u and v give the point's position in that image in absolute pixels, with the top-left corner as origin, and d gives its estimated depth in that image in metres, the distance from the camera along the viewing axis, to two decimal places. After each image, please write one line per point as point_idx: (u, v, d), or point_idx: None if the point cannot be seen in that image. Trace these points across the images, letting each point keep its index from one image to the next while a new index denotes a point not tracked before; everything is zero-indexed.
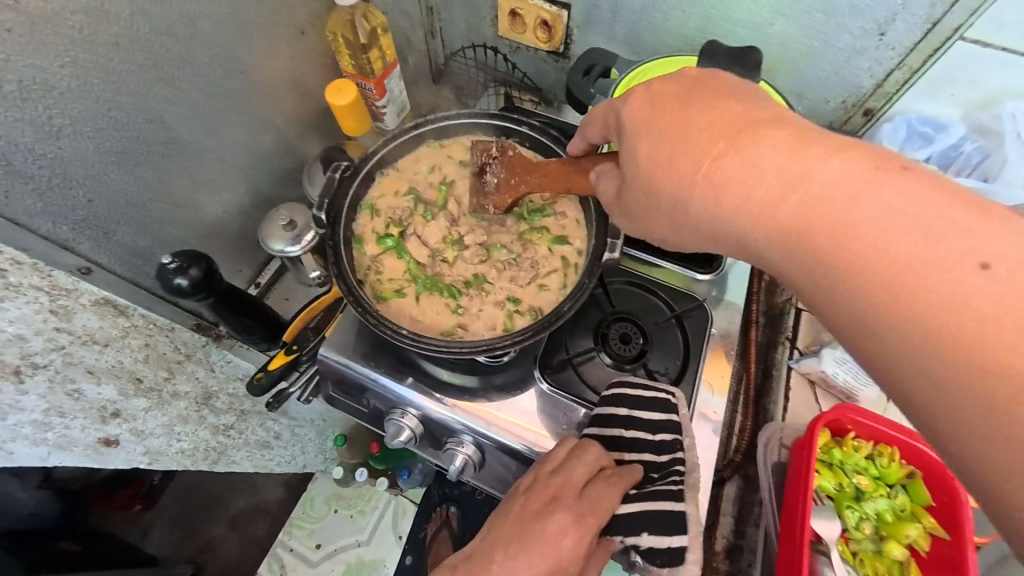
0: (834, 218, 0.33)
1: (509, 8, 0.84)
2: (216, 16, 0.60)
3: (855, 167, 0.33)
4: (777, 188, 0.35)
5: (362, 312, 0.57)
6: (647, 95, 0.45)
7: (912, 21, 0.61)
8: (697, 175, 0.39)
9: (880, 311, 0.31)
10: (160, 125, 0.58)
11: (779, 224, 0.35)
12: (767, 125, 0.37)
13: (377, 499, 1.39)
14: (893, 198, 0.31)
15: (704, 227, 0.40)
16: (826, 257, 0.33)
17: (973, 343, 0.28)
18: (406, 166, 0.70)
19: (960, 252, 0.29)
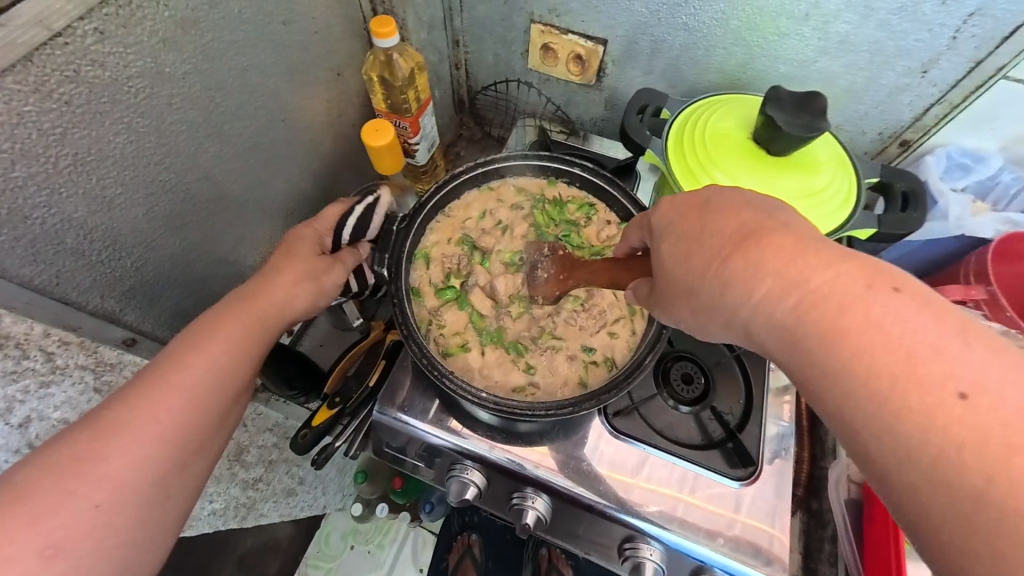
0: (851, 345, 0.31)
1: (541, 42, 0.83)
2: (264, 66, 0.58)
3: (856, 280, 0.32)
4: (788, 299, 0.34)
5: (438, 376, 0.54)
6: (676, 201, 0.42)
7: (956, 61, 0.62)
8: (708, 274, 0.38)
9: (881, 430, 0.29)
10: (208, 183, 0.57)
11: (787, 325, 0.34)
12: (787, 236, 0.35)
13: (395, 531, 1.13)
14: (916, 338, 0.29)
15: (718, 321, 0.38)
16: (827, 366, 0.32)
17: (987, 490, 0.26)
18: (457, 213, 0.68)
19: (955, 387, 0.28)
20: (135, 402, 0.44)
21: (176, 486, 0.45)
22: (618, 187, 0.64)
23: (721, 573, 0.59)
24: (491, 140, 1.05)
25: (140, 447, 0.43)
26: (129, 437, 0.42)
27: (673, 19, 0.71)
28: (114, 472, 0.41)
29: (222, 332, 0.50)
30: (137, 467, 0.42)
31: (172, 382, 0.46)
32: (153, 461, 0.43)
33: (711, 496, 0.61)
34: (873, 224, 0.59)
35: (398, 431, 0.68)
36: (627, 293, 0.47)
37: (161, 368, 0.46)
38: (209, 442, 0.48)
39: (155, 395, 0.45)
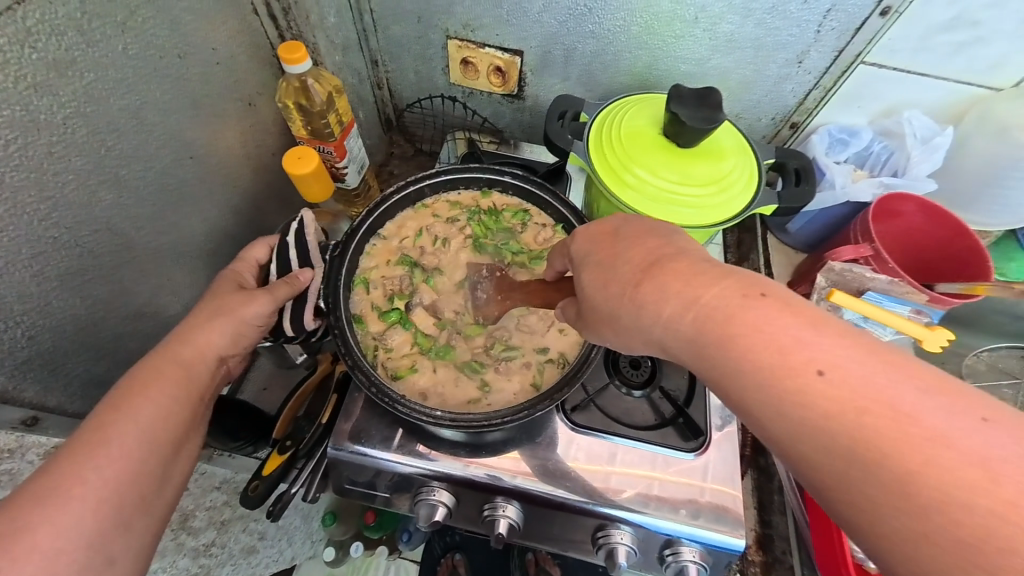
0: (744, 350, 0.34)
1: (460, 57, 0.85)
2: (161, 103, 0.55)
3: (734, 291, 0.36)
4: (685, 314, 0.37)
5: (390, 402, 0.53)
6: (589, 232, 0.47)
7: (824, 51, 0.71)
8: (622, 299, 0.41)
9: (793, 423, 0.32)
10: (110, 234, 0.52)
11: (691, 333, 0.37)
12: (677, 258, 0.40)
13: (375, 569, 1.03)
14: (787, 334, 0.33)
15: (641, 341, 0.41)
16: (729, 372, 0.35)
17: (886, 460, 0.28)
18: (392, 234, 0.67)
19: (821, 367, 0.31)
20: (59, 471, 0.41)
21: (119, 548, 0.43)
22: (548, 191, 0.66)
23: (688, 543, 0.61)
24: (424, 155, 1.04)
25: (70, 512, 0.40)
26: (54, 506, 0.40)
27: (581, 28, 0.75)
28: (44, 544, 0.39)
29: (148, 384, 0.48)
30: (68, 534, 0.40)
31: (97, 441, 0.44)
32: (88, 525, 0.41)
33: (676, 471, 0.63)
34: (774, 201, 0.65)
35: (365, 466, 0.66)
36: (556, 312, 0.50)
37: (84, 432, 0.44)
38: (153, 497, 0.46)
39: (82, 458, 0.43)
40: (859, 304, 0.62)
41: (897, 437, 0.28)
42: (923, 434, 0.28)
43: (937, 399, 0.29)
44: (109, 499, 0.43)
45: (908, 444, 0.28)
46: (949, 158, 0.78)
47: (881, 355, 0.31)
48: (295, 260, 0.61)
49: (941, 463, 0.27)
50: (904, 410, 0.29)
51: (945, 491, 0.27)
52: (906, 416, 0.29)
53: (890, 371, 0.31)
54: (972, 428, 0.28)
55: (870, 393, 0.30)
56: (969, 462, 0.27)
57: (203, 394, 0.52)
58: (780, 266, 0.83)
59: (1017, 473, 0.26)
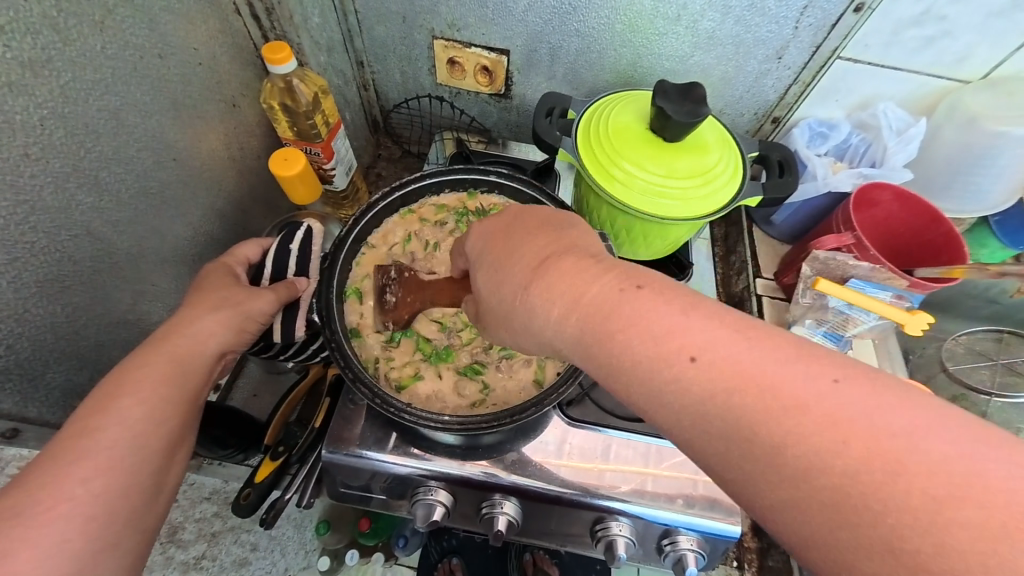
0: (624, 344, 0.34)
1: (446, 57, 0.85)
2: (142, 104, 0.54)
3: (614, 284, 0.37)
4: (569, 311, 0.38)
5: (396, 412, 0.52)
6: (483, 230, 0.48)
7: (802, 47, 0.73)
8: (515, 299, 0.41)
9: (681, 426, 0.32)
10: (89, 238, 0.51)
11: (577, 330, 0.37)
12: (566, 254, 0.41)
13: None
14: (660, 322, 0.33)
15: (543, 343, 0.41)
16: (618, 376, 0.35)
17: (766, 446, 0.28)
18: (380, 241, 0.67)
19: (702, 351, 0.32)
20: (39, 485, 0.40)
21: (111, 565, 0.41)
22: (537, 187, 0.66)
23: (685, 532, 0.61)
24: (411, 157, 1.04)
25: (54, 531, 0.39)
26: (36, 525, 0.38)
27: (566, 27, 0.76)
28: (26, 570, 0.37)
29: (128, 388, 0.46)
30: (55, 555, 0.38)
31: (80, 452, 0.42)
32: (77, 544, 0.39)
33: (671, 463, 0.64)
34: (759, 192, 0.67)
35: (360, 469, 0.65)
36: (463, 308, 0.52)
37: (66, 438, 0.42)
38: (145, 511, 0.44)
39: (64, 471, 0.41)
40: (845, 291, 0.64)
41: (773, 420, 0.28)
42: (802, 407, 0.28)
43: (817, 365, 0.30)
44: (100, 513, 0.41)
45: (790, 420, 0.28)
46: (923, 148, 0.81)
47: (746, 331, 0.32)
48: (291, 266, 0.62)
49: (829, 424, 0.27)
50: (771, 376, 0.29)
51: (846, 467, 0.26)
52: (775, 393, 0.29)
53: (767, 346, 0.31)
54: (830, 394, 0.28)
55: (748, 370, 0.30)
56: (837, 430, 0.27)
57: (194, 397, 0.50)
58: (766, 258, 0.85)
59: (903, 444, 0.26)
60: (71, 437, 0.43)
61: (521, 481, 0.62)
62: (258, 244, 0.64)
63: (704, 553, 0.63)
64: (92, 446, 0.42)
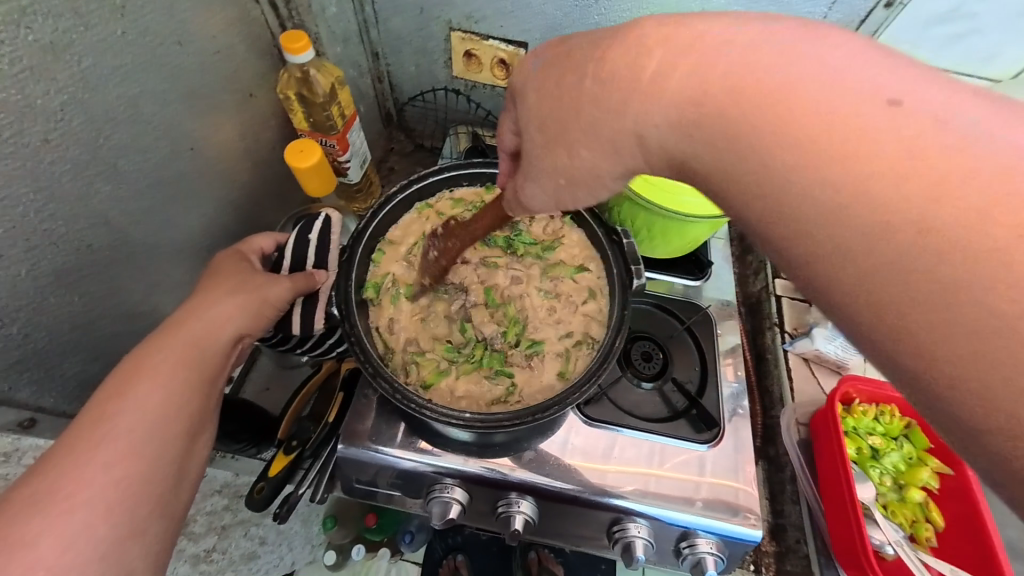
0: (770, 94, 0.28)
1: (463, 50, 0.84)
2: (160, 92, 0.53)
3: (764, 35, 0.29)
4: (688, 77, 0.31)
5: (416, 408, 0.51)
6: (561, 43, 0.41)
7: None
8: (606, 91, 0.35)
9: (828, 192, 0.26)
10: (106, 228, 0.50)
11: (664, 107, 0.32)
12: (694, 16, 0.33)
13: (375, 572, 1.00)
14: (833, 70, 0.27)
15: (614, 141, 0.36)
16: (746, 139, 0.29)
17: (957, 220, 0.23)
18: (397, 235, 0.66)
19: (835, 87, 0.26)
20: (58, 473, 0.39)
21: (135, 555, 0.40)
22: None
23: (704, 534, 0.60)
24: (424, 151, 1.03)
25: (76, 519, 0.38)
26: (59, 512, 0.38)
27: (586, 20, 0.75)
28: (48, 559, 0.36)
29: (146, 374, 0.45)
30: (78, 542, 0.38)
31: (101, 437, 0.41)
32: (100, 531, 0.39)
33: (675, 463, 0.63)
34: None
35: (375, 465, 0.64)
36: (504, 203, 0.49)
37: (85, 424, 0.42)
38: (170, 498, 0.44)
39: (85, 456, 0.40)
40: None
41: (977, 186, 0.23)
42: (964, 167, 0.23)
43: (975, 107, 0.25)
44: (123, 498, 0.40)
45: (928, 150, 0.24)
46: None
47: (952, 92, 0.26)
48: (311, 258, 0.61)
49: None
50: (981, 138, 0.24)
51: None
52: (987, 156, 0.23)
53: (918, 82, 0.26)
54: None
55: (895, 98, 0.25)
56: None
57: (212, 381, 0.49)
58: None
59: None
60: (89, 422, 0.42)
61: (535, 481, 0.61)
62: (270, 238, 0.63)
63: (723, 557, 0.62)
64: (112, 432, 0.42)
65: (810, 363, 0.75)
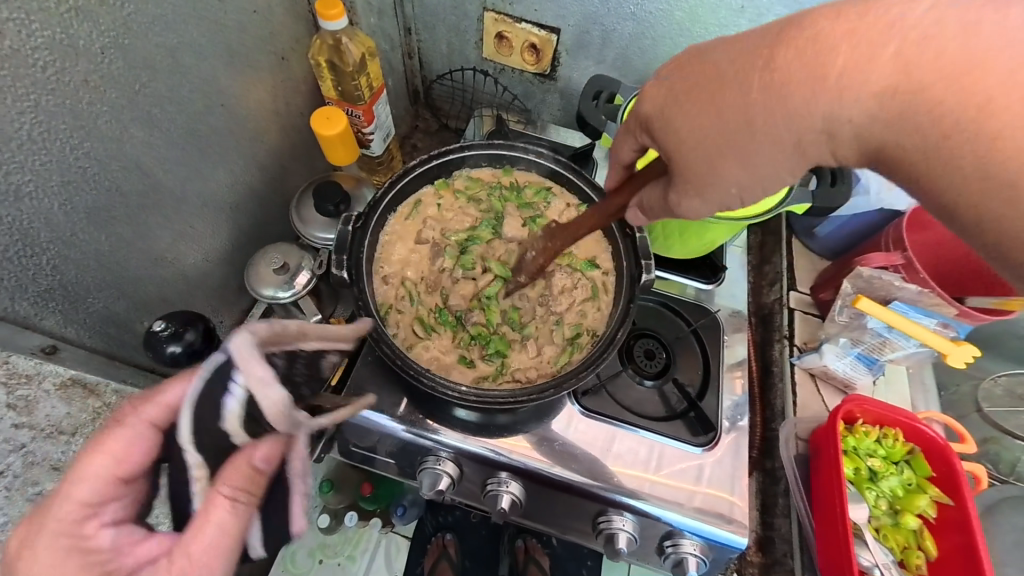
0: (961, 68, 0.30)
1: (495, 31, 0.83)
2: (197, 45, 0.54)
3: (919, 16, 0.32)
4: (871, 79, 0.33)
5: (415, 376, 0.52)
6: (673, 77, 0.44)
7: None
8: (733, 124, 0.39)
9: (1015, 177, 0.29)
10: (137, 172, 0.52)
11: (717, 137, 0.40)
12: (785, 56, 0.37)
13: (367, 540, 1.02)
14: (1010, 24, 0.30)
15: (754, 153, 0.40)
16: (943, 130, 0.31)
17: None
18: (411, 210, 0.66)
19: (891, 63, 0.33)
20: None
21: None
22: (575, 171, 0.65)
23: (689, 536, 0.61)
24: (448, 132, 1.03)
25: None
26: None
27: (621, 10, 0.74)
28: None
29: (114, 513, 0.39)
30: None
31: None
32: None
33: (671, 470, 0.63)
34: (809, 199, 0.62)
35: (377, 433, 0.66)
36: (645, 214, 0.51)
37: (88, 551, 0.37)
38: None
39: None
40: (887, 313, 0.61)
41: None
42: None
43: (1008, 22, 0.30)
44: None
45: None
46: None
47: None
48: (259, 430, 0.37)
49: None
50: None
51: None
52: None
53: (967, 26, 0.31)
54: None
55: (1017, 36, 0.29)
56: None
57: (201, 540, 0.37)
58: (802, 272, 0.81)
59: None
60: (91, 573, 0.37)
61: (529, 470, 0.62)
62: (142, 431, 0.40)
63: (707, 559, 0.62)
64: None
65: (816, 378, 0.74)
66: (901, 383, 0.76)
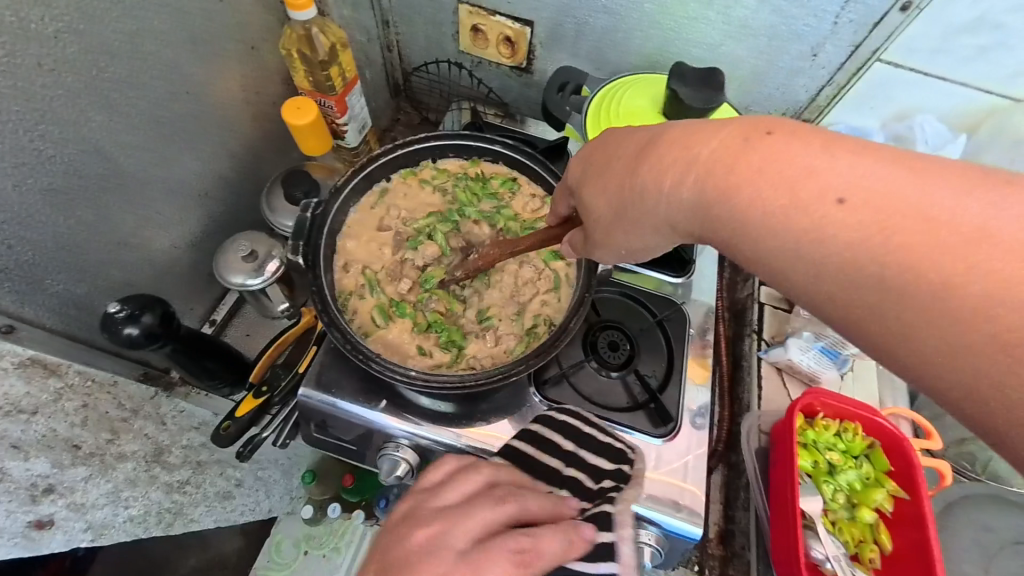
0: (804, 180, 0.35)
1: (470, 24, 0.84)
2: (159, 32, 0.55)
3: (744, 135, 0.38)
4: (734, 179, 0.37)
5: (365, 360, 0.53)
6: (583, 156, 0.49)
7: (841, 46, 0.66)
8: (631, 195, 0.43)
9: (894, 333, 0.32)
10: (97, 156, 0.53)
11: (617, 210, 0.45)
12: (669, 148, 0.41)
13: (352, 532, 1.11)
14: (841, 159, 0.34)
15: (655, 226, 0.43)
16: (796, 236, 0.35)
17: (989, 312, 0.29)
18: (375, 199, 0.66)
19: (748, 171, 0.37)
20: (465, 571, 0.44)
21: None
22: (539, 162, 0.65)
23: (647, 526, 0.60)
24: (429, 125, 1.04)
25: None
26: None
27: (593, 2, 0.74)
28: None
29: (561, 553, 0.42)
30: None
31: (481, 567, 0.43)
32: None
33: (669, 468, 0.63)
34: None
35: (339, 419, 0.66)
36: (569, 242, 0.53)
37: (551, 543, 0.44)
38: None
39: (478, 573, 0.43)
40: None
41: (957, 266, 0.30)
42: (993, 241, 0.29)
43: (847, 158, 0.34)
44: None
45: (893, 239, 0.31)
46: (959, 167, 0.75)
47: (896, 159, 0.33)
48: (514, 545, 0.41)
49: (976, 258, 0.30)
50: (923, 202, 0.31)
51: None
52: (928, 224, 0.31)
53: (810, 157, 0.35)
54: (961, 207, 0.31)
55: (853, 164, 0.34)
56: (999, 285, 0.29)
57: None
58: None
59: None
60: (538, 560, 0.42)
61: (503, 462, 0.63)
62: (492, 506, 0.42)
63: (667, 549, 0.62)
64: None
65: (782, 372, 0.73)
66: (870, 379, 0.74)
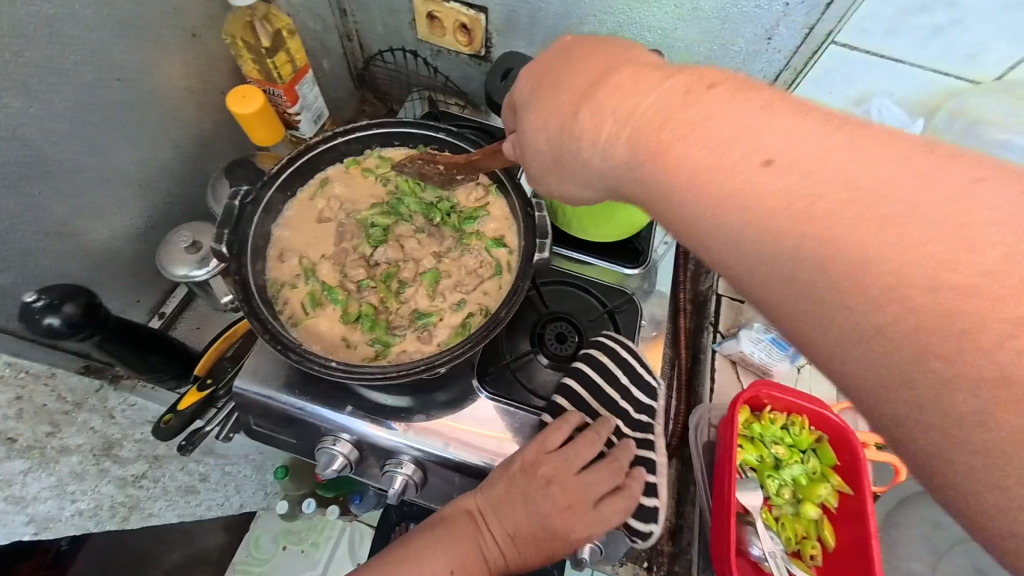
0: (772, 124, 0.30)
1: (425, 11, 0.82)
2: (81, 16, 0.54)
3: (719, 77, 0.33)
4: (687, 111, 0.32)
5: (285, 351, 0.51)
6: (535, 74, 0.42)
7: (794, 27, 0.63)
8: (573, 123, 0.38)
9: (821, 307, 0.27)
10: (16, 143, 0.52)
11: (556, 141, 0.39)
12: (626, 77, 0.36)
13: (331, 528, 1.10)
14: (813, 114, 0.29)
15: (589, 169, 0.38)
16: (750, 179, 0.29)
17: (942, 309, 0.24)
18: (315, 188, 0.65)
19: (705, 108, 0.32)
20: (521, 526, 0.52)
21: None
22: (482, 149, 0.64)
23: None
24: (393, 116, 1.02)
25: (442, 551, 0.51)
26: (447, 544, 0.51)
27: None
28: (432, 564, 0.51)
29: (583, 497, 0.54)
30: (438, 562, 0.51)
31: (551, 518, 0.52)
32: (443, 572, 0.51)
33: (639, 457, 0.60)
34: None
35: (277, 411, 0.64)
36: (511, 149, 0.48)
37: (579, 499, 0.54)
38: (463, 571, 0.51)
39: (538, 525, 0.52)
40: None
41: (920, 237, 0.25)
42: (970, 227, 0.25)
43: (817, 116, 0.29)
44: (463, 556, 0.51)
45: (840, 202, 0.27)
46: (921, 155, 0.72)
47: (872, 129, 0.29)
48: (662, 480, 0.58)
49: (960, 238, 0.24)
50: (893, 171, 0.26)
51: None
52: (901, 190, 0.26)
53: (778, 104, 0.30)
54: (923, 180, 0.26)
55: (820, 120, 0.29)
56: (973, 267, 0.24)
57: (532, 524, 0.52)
58: None
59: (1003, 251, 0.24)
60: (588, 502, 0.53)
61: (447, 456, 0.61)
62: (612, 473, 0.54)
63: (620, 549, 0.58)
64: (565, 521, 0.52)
65: (737, 364, 0.73)
66: None
